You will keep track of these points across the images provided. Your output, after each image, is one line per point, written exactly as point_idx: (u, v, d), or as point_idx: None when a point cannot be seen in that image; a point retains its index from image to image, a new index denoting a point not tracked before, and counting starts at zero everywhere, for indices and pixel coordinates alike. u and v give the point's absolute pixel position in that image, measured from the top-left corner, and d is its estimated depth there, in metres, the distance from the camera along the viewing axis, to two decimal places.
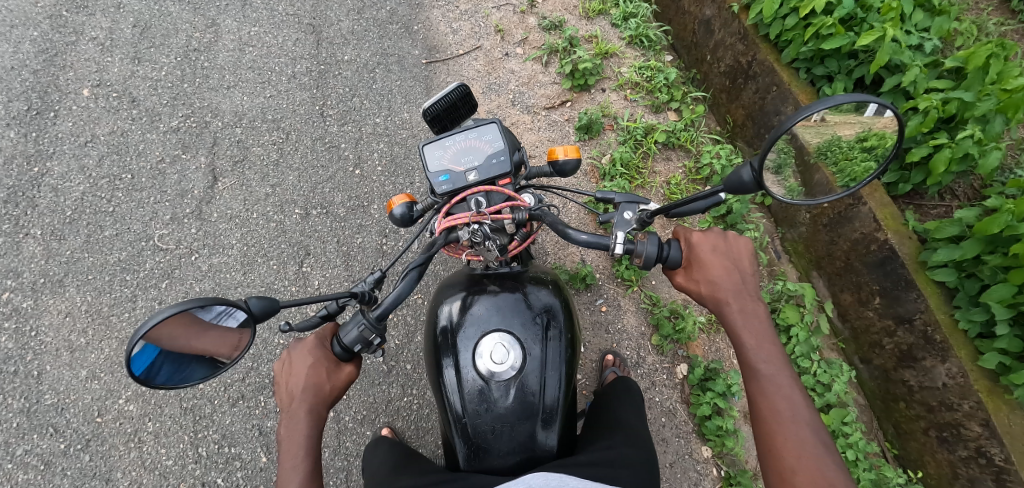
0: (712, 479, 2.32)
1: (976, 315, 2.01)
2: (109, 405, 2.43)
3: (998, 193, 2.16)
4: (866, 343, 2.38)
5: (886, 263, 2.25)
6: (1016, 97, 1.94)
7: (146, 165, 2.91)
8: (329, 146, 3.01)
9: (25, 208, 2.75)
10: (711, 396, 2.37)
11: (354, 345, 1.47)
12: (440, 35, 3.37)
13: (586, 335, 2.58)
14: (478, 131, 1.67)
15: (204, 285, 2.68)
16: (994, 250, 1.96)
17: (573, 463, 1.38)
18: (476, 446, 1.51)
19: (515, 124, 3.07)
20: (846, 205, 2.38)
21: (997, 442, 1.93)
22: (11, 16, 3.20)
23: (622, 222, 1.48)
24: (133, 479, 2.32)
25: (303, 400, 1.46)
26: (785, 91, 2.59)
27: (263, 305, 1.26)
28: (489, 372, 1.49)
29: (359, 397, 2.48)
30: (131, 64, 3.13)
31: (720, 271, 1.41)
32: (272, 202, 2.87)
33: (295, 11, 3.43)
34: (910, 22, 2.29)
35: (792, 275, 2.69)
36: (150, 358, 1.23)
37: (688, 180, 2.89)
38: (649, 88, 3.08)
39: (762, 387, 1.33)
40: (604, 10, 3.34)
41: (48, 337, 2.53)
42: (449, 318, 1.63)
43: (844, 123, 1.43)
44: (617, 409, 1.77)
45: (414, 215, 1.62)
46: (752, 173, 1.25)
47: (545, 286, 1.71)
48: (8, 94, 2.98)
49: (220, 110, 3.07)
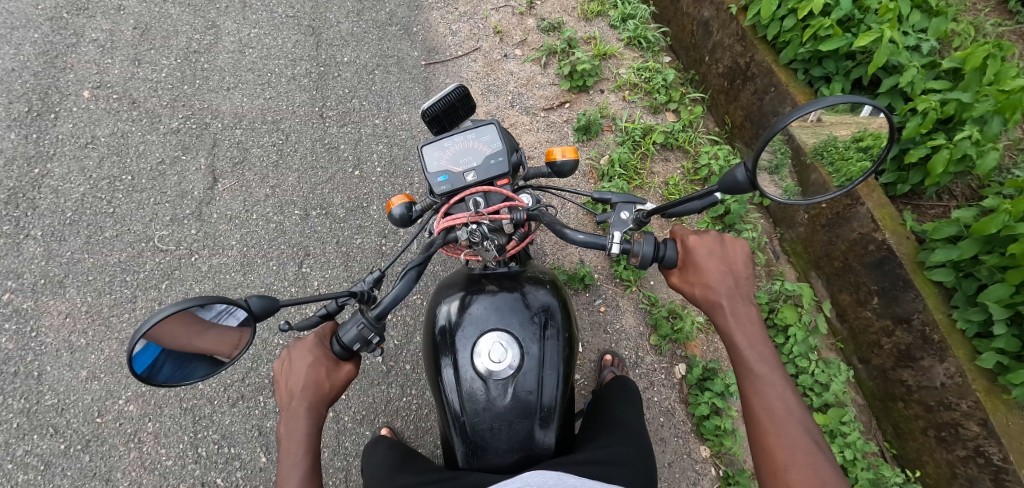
0: (711, 479, 2.32)
1: (973, 314, 2.01)
2: (109, 406, 2.43)
3: (996, 193, 2.17)
4: (865, 343, 2.38)
5: (884, 263, 2.26)
6: (1014, 99, 1.95)
7: (146, 166, 2.92)
8: (329, 147, 3.02)
9: (26, 209, 2.76)
10: (710, 395, 2.37)
11: (353, 344, 1.48)
12: (439, 36, 3.39)
13: (584, 335, 2.58)
14: (477, 132, 1.68)
15: (204, 286, 2.68)
16: (992, 250, 1.96)
17: (571, 462, 1.39)
18: (474, 444, 1.52)
19: (514, 125, 3.09)
20: (845, 205, 2.39)
21: (995, 442, 1.93)
22: (11, 18, 3.22)
23: (619, 222, 1.48)
24: (133, 479, 2.32)
25: (303, 398, 1.47)
26: (784, 92, 2.59)
27: (263, 303, 1.27)
28: (487, 371, 1.50)
29: (359, 397, 2.49)
30: (132, 66, 3.14)
31: (715, 276, 1.41)
32: (272, 202, 2.88)
33: (295, 13, 3.45)
34: (908, 23, 2.30)
35: (791, 275, 2.69)
36: (153, 356, 1.24)
37: (687, 181, 2.90)
38: (648, 89, 3.09)
39: (755, 388, 1.34)
40: (603, 12, 3.36)
41: (49, 338, 2.54)
42: (448, 317, 1.64)
43: (840, 123, 1.45)
44: (615, 408, 1.78)
45: (413, 215, 1.63)
46: (747, 173, 1.25)
47: (543, 286, 1.72)
48: (8, 96, 3.00)
49: (220, 111, 3.08)
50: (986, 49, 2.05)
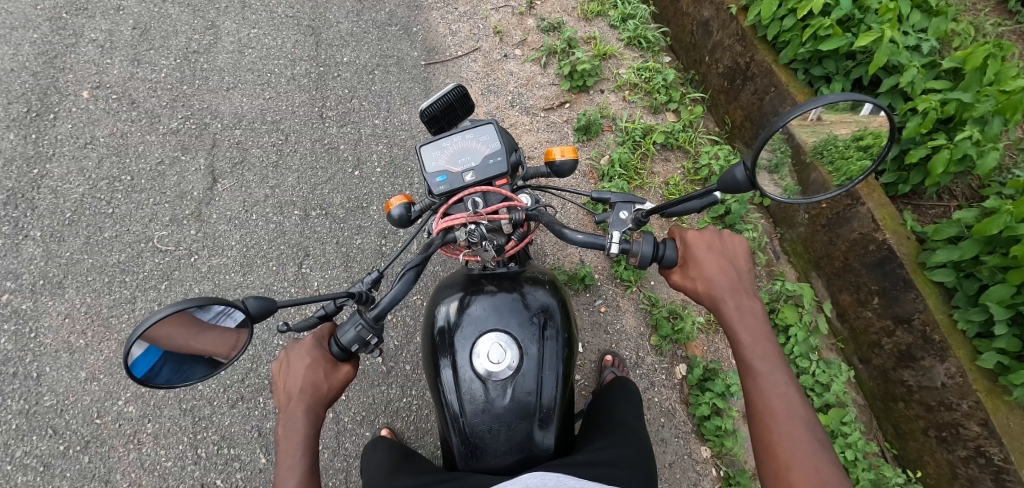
0: (712, 479, 2.32)
1: (974, 315, 2.01)
2: (109, 407, 2.43)
3: (996, 193, 2.17)
4: (865, 343, 2.38)
5: (885, 263, 2.25)
6: (1015, 99, 1.94)
7: (146, 166, 2.91)
8: (328, 147, 3.02)
9: (25, 209, 2.76)
10: (711, 396, 2.37)
11: (352, 344, 1.47)
12: (439, 36, 3.38)
13: (585, 335, 2.58)
14: (476, 132, 1.68)
15: (203, 286, 2.68)
16: (993, 251, 1.96)
17: (571, 463, 1.38)
18: (474, 446, 1.51)
19: (514, 126, 3.08)
20: (845, 205, 2.38)
21: (996, 442, 1.93)
22: (10, 18, 3.21)
23: (618, 221, 1.47)
24: (133, 480, 2.32)
25: (301, 399, 1.46)
26: (784, 91, 2.58)
27: (261, 305, 1.26)
28: (487, 372, 1.49)
29: (359, 398, 2.48)
30: (131, 66, 3.14)
31: (714, 271, 1.41)
32: (272, 203, 2.87)
33: (295, 13, 3.45)
34: (907, 23, 2.30)
35: (792, 275, 2.69)
36: (151, 359, 1.23)
37: (687, 180, 2.90)
38: (648, 89, 3.09)
39: (758, 386, 1.33)
40: (603, 12, 3.35)
41: (48, 338, 2.53)
42: (446, 318, 1.64)
43: (840, 123, 1.45)
44: (615, 409, 1.78)
45: (412, 215, 1.62)
46: (746, 172, 1.25)
47: (543, 286, 1.72)
48: (8, 96, 2.99)
49: (219, 112, 3.08)
50: (986, 49, 2.05)
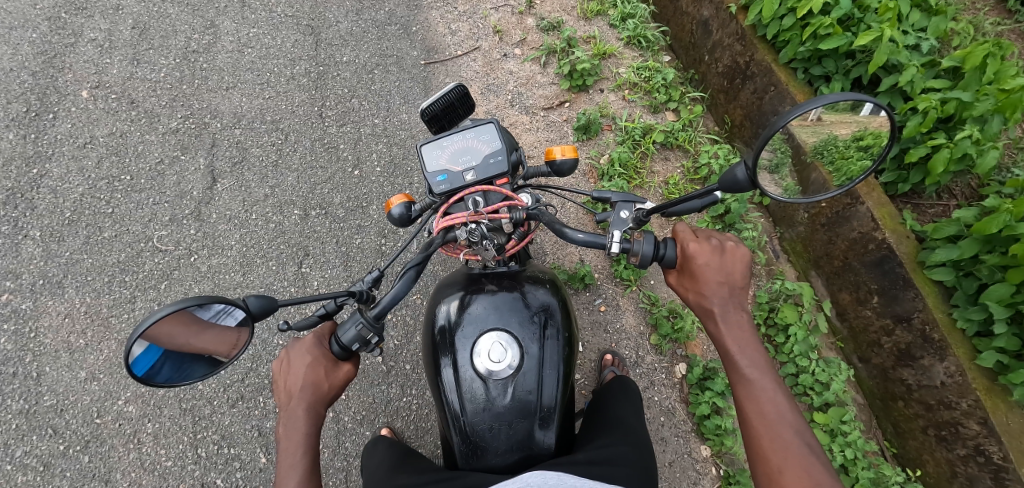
0: (712, 478, 2.32)
1: (973, 314, 2.01)
2: (109, 406, 2.43)
3: (994, 192, 2.17)
4: (864, 342, 2.38)
5: (884, 263, 2.26)
6: (1014, 97, 1.94)
7: (146, 165, 2.91)
8: (328, 147, 3.02)
9: (25, 209, 2.76)
10: (711, 395, 2.37)
11: (352, 343, 1.47)
12: (439, 36, 3.38)
13: (584, 334, 2.58)
14: (476, 132, 1.68)
15: (203, 286, 2.68)
16: (992, 250, 1.96)
17: (571, 462, 1.39)
18: (474, 445, 1.51)
19: (514, 125, 3.08)
20: (844, 204, 2.39)
21: (995, 441, 1.93)
22: (10, 18, 3.21)
23: (619, 220, 1.46)
24: (133, 480, 2.32)
25: (301, 399, 1.46)
26: (783, 90, 2.59)
27: (262, 303, 1.27)
28: (487, 371, 1.49)
29: (359, 397, 2.48)
30: (131, 66, 3.14)
31: (708, 278, 1.41)
32: (271, 202, 2.87)
33: (294, 12, 3.44)
34: (907, 22, 2.29)
35: (791, 274, 2.69)
36: (152, 358, 1.23)
37: (687, 180, 2.90)
38: (647, 88, 3.09)
39: (748, 391, 1.34)
40: (602, 11, 3.35)
41: (48, 338, 2.53)
42: (447, 317, 1.64)
43: (840, 123, 1.45)
44: (615, 408, 1.78)
45: (412, 215, 1.62)
46: (746, 171, 1.25)
47: (543, 285, 1.72)
48: (7, 96, 2.99)
49: (219, 111, 3.07)
50: (985, 48, 2.05)
